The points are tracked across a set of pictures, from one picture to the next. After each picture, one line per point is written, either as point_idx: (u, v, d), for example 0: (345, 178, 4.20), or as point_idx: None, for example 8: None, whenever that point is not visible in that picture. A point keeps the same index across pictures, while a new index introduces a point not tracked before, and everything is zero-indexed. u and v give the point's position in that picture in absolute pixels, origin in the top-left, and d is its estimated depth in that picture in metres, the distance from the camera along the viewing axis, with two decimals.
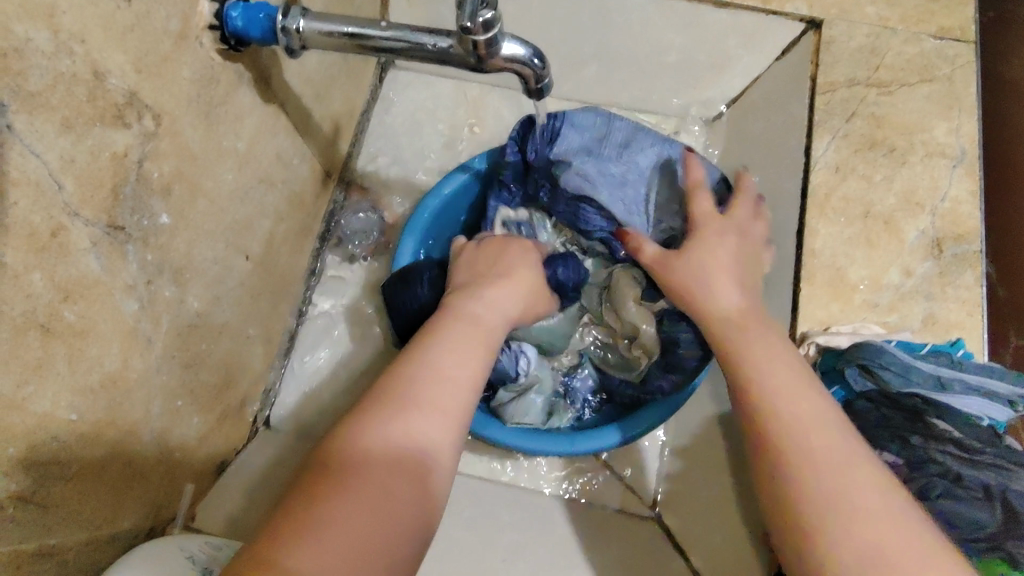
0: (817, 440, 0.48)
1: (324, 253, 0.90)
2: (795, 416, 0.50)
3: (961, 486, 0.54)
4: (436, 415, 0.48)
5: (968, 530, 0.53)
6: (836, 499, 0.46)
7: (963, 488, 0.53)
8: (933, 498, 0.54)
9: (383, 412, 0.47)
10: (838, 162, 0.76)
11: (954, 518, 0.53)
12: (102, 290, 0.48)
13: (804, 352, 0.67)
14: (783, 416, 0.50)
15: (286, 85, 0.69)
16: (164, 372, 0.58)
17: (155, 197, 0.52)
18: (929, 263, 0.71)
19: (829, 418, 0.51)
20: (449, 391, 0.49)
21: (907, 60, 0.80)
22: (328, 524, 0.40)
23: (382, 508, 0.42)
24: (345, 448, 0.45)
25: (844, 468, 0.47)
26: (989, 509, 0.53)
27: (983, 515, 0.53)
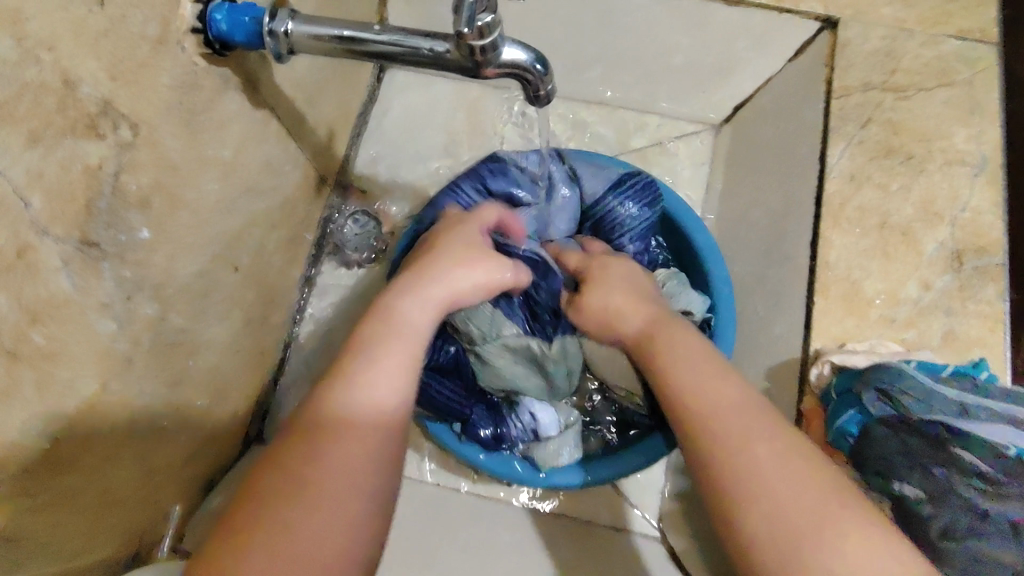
0: (715, 417, 0.47)
1: (319, 260, 0.87)
2: (702, 399, 0.48)
3: (986, 523, 0.50)
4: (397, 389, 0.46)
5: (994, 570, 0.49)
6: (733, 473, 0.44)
7: (987, 524, 0.49)
8: (958, 538, 0.49)
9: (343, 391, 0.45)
10: (853, 170, 0.73)
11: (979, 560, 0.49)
12: (75, 310, 0.45)
13: (817, 372, 0.64)
14: (692, 397, 0.48)
15: (276, 90, 0.66)
16: (146, 391, 0.56)
17: (132, 210, 0.49)
18: (948, 276, 0.68)
19: (757, 398, 0.49)
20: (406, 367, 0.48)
21: (925, 62, 0.76)
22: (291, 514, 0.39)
23: (347, 486, 0.41)
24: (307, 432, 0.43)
25: (737, 438, 0.45)
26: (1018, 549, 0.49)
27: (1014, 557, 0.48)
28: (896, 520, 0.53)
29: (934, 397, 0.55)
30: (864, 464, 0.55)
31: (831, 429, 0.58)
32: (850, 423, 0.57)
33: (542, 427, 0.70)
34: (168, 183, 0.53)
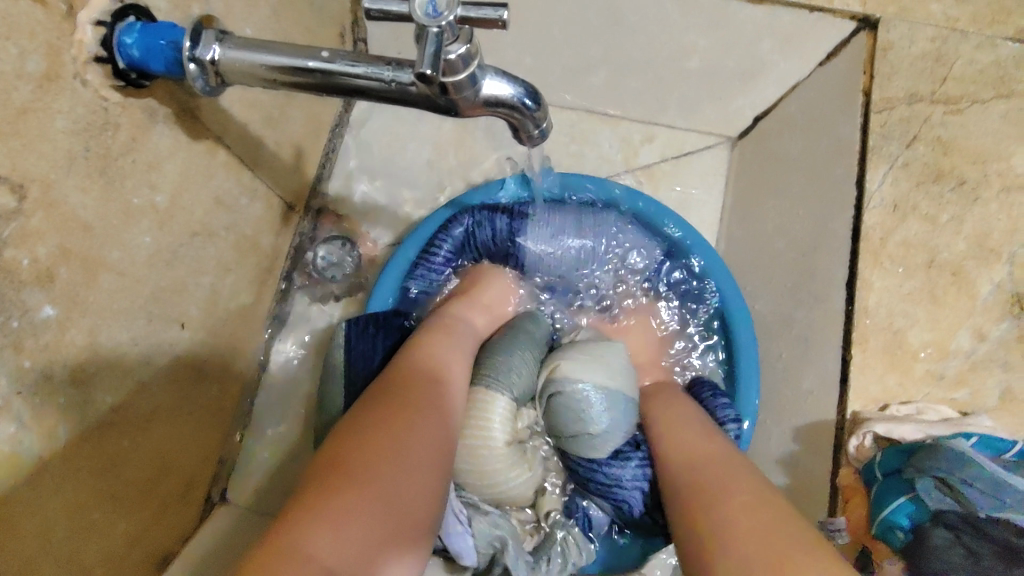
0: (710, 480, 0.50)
1: (290, 294, 0.77)
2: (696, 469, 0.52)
3: None
4: (432, 416, 0.50)
5: None
6: (710, 530, 0.45)
7: None
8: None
9: (387, 408, 0.49)
10: (895, 199, 0.63)
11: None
12: None
13: (857, 442, 0.55)
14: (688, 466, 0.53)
15: (222, 116, 0.56)
16: (69, 486, 0.47)
17: (29, 288, 0.40)
18: (1006, 324, 0.59)
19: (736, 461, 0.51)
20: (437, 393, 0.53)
21: (980, 69, 0.66)
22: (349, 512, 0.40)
23: (399, 497, 0.43)
24: (358, 434, 0.46)
25: (716, 487, 0.48)
26: None
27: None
28: None
29: (1004, 488, 0.46)
30: (921, 572, 0.46)
31: (876, 520, 0.50)
32: (901, 515, 0.48)
33: (461, 553, 0.56)
34: (80, 249, 0.44)
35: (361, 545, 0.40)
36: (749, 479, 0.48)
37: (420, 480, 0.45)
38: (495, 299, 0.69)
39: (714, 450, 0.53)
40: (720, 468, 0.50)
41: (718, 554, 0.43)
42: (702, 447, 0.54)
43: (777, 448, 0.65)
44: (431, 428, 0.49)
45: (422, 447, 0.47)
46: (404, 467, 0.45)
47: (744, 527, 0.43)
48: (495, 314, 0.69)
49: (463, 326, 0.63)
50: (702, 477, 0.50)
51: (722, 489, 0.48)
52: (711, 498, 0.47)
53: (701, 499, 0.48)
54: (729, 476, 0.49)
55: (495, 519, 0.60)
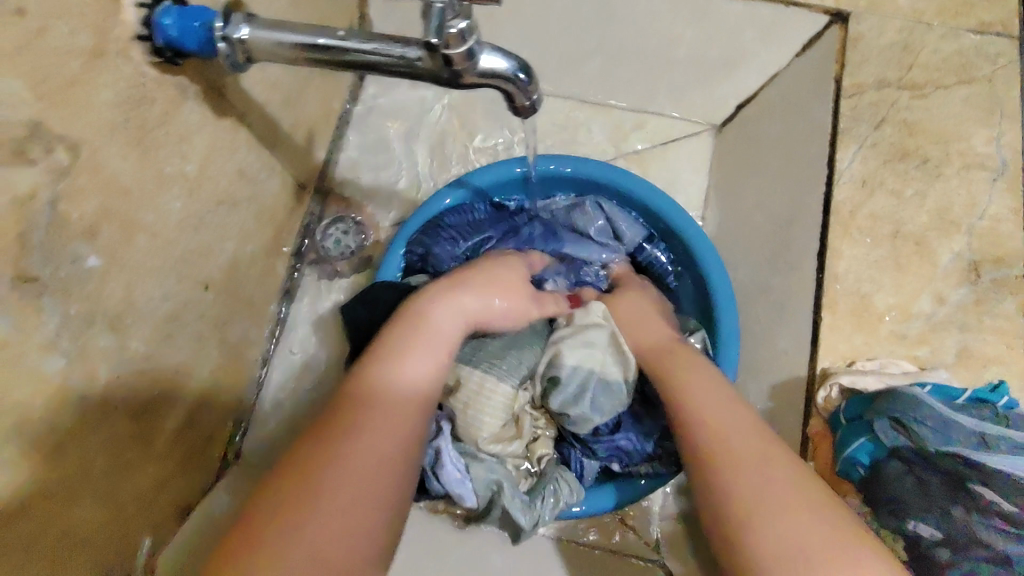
0: (741, 459, 0.45)
1: (300, 270, 0.83)
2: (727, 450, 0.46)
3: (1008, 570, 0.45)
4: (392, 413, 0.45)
5: None
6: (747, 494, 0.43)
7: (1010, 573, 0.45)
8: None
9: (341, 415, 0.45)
10: (864, 175, 0.68)
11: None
12: (11, 354, 0.41)
13: (824, 395, 0.60)
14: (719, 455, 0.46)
15: (245, 96, 0.61)
16: (106, 425, 0.52)
17: (77, 240, 0.45)
18: (965, 289, 0.64)
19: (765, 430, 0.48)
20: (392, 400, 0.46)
21: (943, 58, 0.72)
22: (293, 543, 0.38)
23: (352, 519, 0.40)
24: (306, 454, 0.42)
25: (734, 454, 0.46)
26: None
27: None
28: (911, 560, 0.48)
29: (952, 426, 0.50)
30: (877, 497, 0.51)
31: (841, 457, 0.54)
32: (861, 453, 0.52)
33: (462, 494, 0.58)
34: (123, 208, 0.48)
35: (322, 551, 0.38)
36: (781, 460, 0.44)
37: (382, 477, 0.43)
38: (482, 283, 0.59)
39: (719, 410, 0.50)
40: (730, 425, 0.48)
41: (767, 524, 0.41)
42: (698, 402, 0.52)
43: (756, 407, 0.70)
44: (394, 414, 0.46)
45: (379, 441, 0.44)
46: (359, 464, 0.42)
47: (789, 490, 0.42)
48: (512, 292, 0.62)
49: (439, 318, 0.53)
50: (711, 433, 0.48)
51: (742, 469, 0.45)
52: (734, 459, 0.45)
53: (724, 458, 0.46)
54: (742, 433, 0.47)
55: (491, 464, 0.60)
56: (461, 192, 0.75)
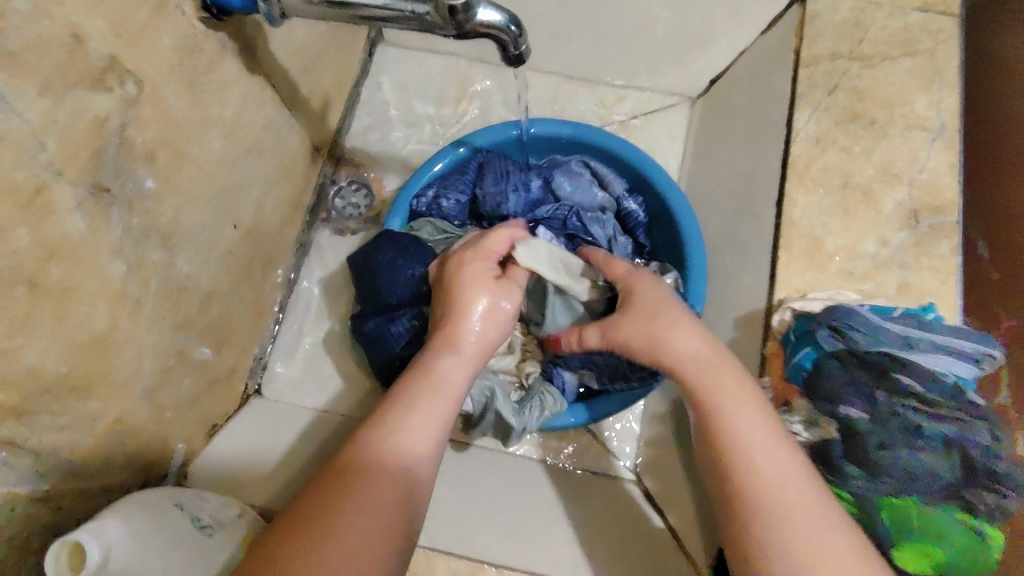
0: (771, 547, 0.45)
1: (314, 227, 0.90)
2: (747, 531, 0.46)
3: (919, 437, 0.53)
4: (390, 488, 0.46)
5: (925, 480, 0.52)
6: (801, 548, 0.45)
7: (920, 439, 0.52)
8: (890, 448, 0.52)
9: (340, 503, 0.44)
10: (818, 134, 0.77)
11: (907, 468, 0.52)
12: (84, 252, 0.48)
13: (779, 318, 0.68)
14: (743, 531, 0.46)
15: (273, 57, 0.70)
16: (152, 332, 0.59)
17: (139, 162, 0.52)
18: (905, 233, 0.73)
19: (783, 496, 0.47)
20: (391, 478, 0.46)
21: (891, 34, 0.81)
22: None
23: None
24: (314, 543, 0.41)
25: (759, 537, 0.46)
26: (945, 457, 0.52)
27: (935, 460, 0.52)
28: (839, 437, 0.55)
29: (880, 331, 0.58)
30: (813, 391, 0.58)
31: (789, 365, 0.62)
32: (805, 359, 0.60)
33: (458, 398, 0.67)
34: (174, 139, 0.56)
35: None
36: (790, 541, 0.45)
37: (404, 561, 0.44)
38: (495, 328, 0.57)
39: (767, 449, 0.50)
40: (783, 472, 0.49)
41: None
42: (743, 434, 0.50)
43: (721, 341, 0.78)
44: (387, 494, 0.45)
45: (401, 522, 0.44)
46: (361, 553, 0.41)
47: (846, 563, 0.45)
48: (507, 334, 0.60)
49: (447, 375, 0.53)
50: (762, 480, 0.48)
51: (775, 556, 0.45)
52: (790, 512, 0.47)
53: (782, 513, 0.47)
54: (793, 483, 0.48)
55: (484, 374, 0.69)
56: (460, 151, 0.82)
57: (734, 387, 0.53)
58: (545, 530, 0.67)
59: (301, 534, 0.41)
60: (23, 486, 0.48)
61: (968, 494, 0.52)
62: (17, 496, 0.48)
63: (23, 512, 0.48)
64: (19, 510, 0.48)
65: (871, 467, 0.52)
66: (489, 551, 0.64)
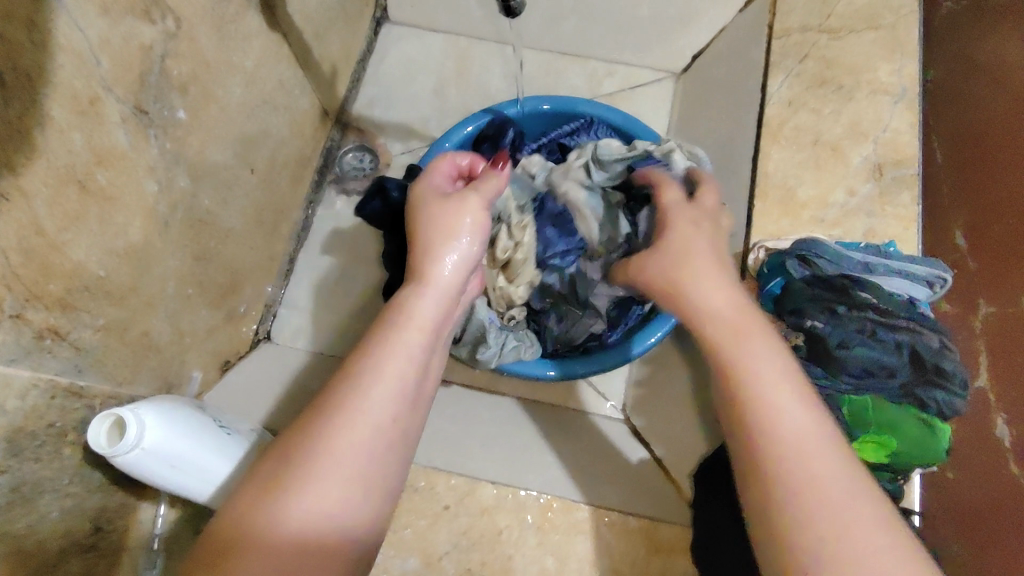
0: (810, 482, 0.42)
1: (321, 187, 0.95)
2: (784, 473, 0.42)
3: (877, 339, 0.60)
4: (350, 432, 0.44)
5: (882, 374, 0.59)
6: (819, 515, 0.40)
7: (878, 339, 0.59)
8: (849, 348, 0.59)
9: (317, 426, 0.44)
10: (790, 97, 0.84)
11: (865, 366, 0.59)
12: (128, 163, 0.55)
13: (754, 257, 0.70)
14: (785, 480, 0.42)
15: (289, 19, 0.76)
16: (177, 257, 0.64)
17: (174, 92, 0.59)
18: (871, 184, 0.79)
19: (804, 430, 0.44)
20: (367, 412, 0.45)
21: (857, 9, 0.87)
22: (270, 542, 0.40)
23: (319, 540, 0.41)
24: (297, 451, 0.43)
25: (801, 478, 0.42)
26: (898, 355, 0.59)
27: (890, 360, 0.59)
28: (804, 345, 0.62)
29: (844, 258, 0.64)
30: (784, 308, 0.64)
31: (762, 294, 0.68)
32: (775, 287, 0.66)
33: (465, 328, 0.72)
34: (203, 78, 0.63)
35: (304, 553, 0.41)
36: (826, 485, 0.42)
37: (372, 498, 0.44)
38: (464, 260, 0.55)
39: (795, 415, 0.45)
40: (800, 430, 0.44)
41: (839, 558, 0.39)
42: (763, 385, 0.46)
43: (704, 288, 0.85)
44: (360, 429, 0.45)
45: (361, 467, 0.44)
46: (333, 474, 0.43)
47: (873, 531, 0.40)
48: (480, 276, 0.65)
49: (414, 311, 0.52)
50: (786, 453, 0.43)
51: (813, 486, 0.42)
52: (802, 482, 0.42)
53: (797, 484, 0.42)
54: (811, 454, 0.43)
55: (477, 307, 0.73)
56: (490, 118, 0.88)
57: (759, 347, 0.48)
58: (540, 463, 0.71)
59: (278, 448, 0.44)
60: (62, 378, 0.52)
61: (920, 391, 0.58)
62: (57, 386, 0.52)
63: (62, 403, 0.53)
64: (59, 400, 0.52)
65: (833, 366, 0.59)
66: (486, 472, 0.68)
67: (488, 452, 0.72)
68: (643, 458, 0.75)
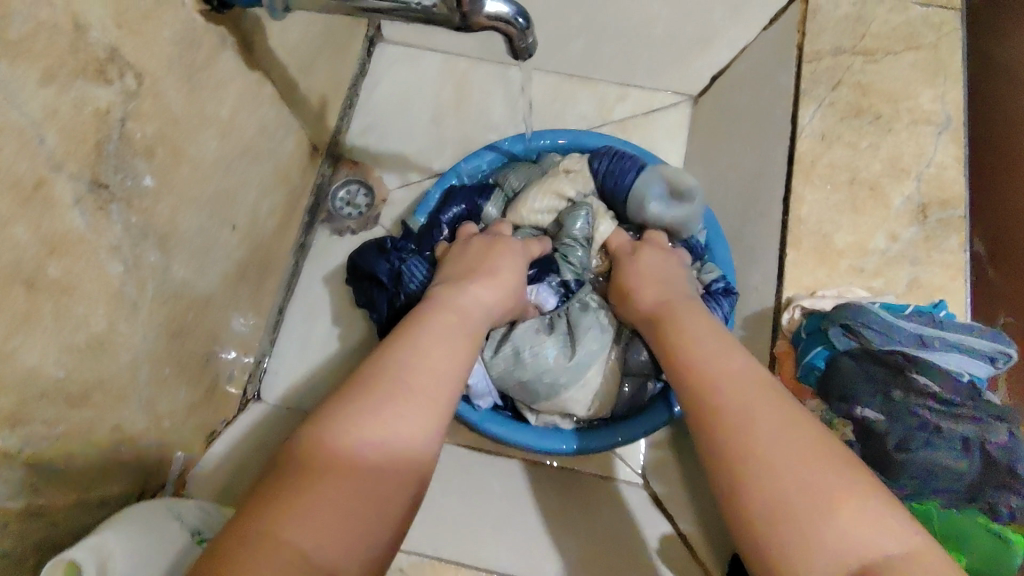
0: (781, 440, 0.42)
1: (313, 227, 0.89)
2: (745, 428, 0.44)
3: (941, 438, 0.53)
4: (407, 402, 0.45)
5: (947, 479, 0.52)
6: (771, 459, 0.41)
7: (943, 438, 0.52)
8: (911, 449, 0.53)
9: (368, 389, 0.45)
10: (823, 130, 0.76)
11: (927, 471, 0.52)
12: (86, 247, 0.48)
13: (789, 317, 0.66)
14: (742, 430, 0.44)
15: (270, 54, 0.68)
16: (150, 338, 0.58)
17: (138, 157, 0.52)
18: (914, 228, 0.72)
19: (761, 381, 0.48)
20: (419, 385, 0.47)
21: (892, 28, 0.80)
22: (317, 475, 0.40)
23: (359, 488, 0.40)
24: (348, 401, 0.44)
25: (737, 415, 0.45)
26: (967, 457, 0.52)
27: (958, 462, 0.52)
28: (856, 439, 0.55)
29: (894, 330, 0.57)
30: (830, 391, 0.57)
31: (801, 364, 0.61)
32: (817, 358, 0.59)
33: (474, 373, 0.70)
34: (172, 136, 0.55)
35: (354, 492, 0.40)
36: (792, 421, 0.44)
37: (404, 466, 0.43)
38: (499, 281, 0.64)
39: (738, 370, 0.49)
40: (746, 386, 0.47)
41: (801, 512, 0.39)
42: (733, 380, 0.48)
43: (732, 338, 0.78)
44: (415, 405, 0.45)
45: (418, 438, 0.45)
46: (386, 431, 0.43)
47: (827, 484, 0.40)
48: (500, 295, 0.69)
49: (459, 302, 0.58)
50: (739, 437, 0.43)
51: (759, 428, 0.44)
52: (772, 438, 0.43)
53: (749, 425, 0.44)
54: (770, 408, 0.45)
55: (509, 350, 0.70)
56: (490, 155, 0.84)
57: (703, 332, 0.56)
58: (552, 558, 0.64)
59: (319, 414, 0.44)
60: (18, 500, 0.45)
61: (989, 497, 0.52)
62: (12, 511, 0.45)
63: (19, 532, 0.46)
64: (14, 528, 0.45)
65: (892, 471, 0.53)
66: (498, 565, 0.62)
67: (497, 542, 0.65)
68: (665, 534, 0.69)
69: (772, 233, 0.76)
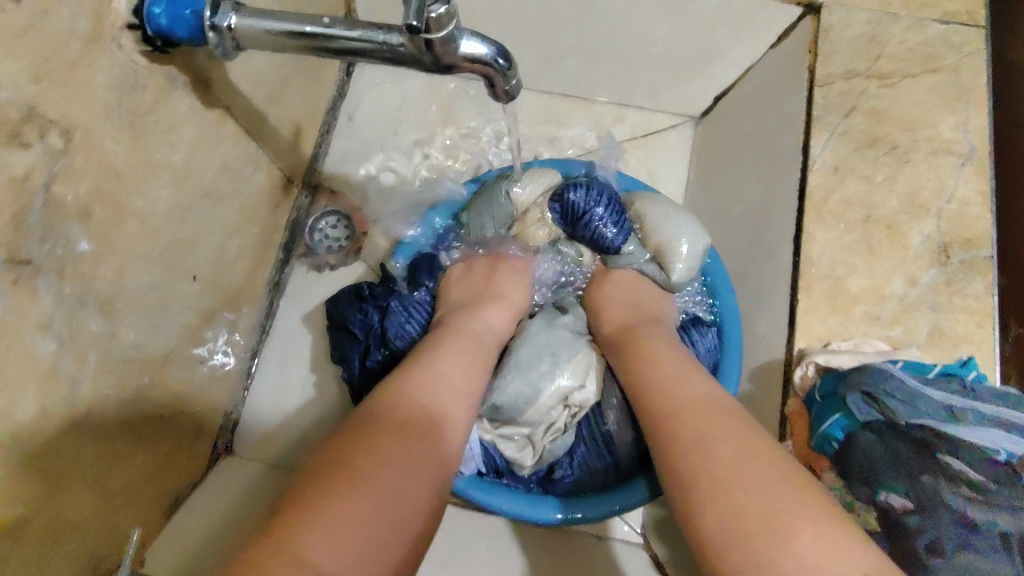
0: (741, 460, 0.46)
1: (289, 263, 0.83)
2: (710, 450, 0.48)
3: (975, 531, 0.50)
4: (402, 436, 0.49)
5: None
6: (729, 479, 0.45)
7: (976, 534, 0.50)
8: (940, 541, 0.50)
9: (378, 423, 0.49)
10: (836, 162, 0.70)
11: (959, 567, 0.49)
12: (8, 330, 0.42)
13: (802, 372, 0.62)
14: (705, 455, 0.47)
15: (231, 88, 0.62)
16: (94, 414, 0.52)
17: (71, 221, 0.46)
18: (934, 271, 0.66)
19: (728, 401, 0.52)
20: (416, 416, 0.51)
21: (909, 48, 0.74)
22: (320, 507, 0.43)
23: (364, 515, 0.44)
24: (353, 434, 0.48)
25: (702, 437, 0.49)
26: (1004, 554, 0.49)
27: (994, 558, 0.49)
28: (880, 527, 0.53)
29: (921, 400, 0.56)
30: (851, 470, 0.56)
31: (817, 434, 0.60)
32: (835, 428, 0.58)
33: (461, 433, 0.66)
34: (111, 192, 0.50)
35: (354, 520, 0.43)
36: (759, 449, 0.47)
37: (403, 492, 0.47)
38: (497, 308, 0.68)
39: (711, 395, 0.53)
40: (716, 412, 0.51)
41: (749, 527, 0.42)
42: (696, 406, 0.52)
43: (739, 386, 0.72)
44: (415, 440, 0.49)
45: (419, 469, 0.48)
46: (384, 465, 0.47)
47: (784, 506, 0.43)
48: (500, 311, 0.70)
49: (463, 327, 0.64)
50: (696, 458, 0.48)
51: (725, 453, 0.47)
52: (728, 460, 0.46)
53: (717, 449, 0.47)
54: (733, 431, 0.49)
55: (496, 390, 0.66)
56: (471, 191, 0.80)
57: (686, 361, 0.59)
58: None
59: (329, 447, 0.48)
60: None
61: None
62: None
63: None
64: None
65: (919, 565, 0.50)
66: None
67: None
68: None
69: (781, 274, 0.70)
